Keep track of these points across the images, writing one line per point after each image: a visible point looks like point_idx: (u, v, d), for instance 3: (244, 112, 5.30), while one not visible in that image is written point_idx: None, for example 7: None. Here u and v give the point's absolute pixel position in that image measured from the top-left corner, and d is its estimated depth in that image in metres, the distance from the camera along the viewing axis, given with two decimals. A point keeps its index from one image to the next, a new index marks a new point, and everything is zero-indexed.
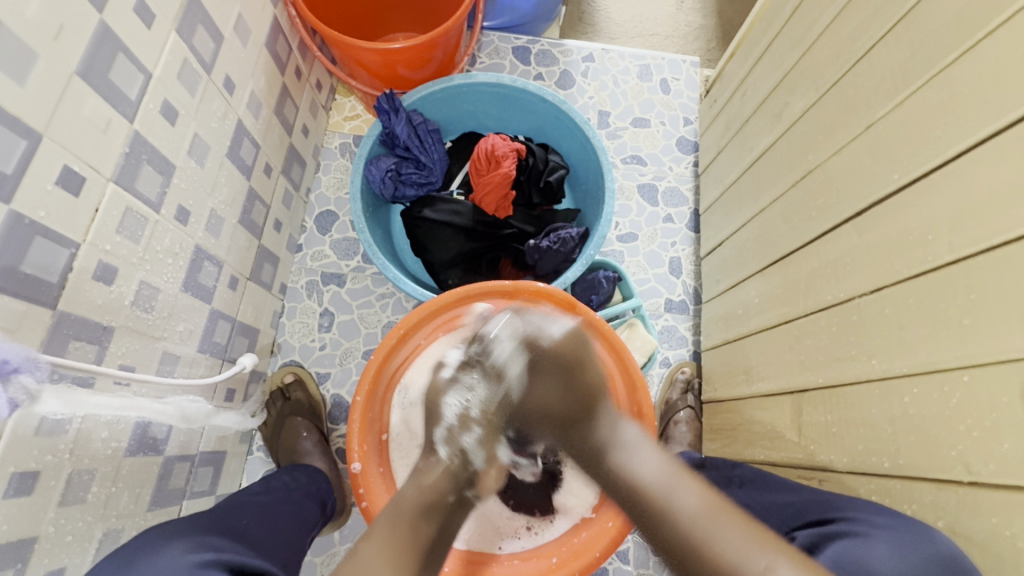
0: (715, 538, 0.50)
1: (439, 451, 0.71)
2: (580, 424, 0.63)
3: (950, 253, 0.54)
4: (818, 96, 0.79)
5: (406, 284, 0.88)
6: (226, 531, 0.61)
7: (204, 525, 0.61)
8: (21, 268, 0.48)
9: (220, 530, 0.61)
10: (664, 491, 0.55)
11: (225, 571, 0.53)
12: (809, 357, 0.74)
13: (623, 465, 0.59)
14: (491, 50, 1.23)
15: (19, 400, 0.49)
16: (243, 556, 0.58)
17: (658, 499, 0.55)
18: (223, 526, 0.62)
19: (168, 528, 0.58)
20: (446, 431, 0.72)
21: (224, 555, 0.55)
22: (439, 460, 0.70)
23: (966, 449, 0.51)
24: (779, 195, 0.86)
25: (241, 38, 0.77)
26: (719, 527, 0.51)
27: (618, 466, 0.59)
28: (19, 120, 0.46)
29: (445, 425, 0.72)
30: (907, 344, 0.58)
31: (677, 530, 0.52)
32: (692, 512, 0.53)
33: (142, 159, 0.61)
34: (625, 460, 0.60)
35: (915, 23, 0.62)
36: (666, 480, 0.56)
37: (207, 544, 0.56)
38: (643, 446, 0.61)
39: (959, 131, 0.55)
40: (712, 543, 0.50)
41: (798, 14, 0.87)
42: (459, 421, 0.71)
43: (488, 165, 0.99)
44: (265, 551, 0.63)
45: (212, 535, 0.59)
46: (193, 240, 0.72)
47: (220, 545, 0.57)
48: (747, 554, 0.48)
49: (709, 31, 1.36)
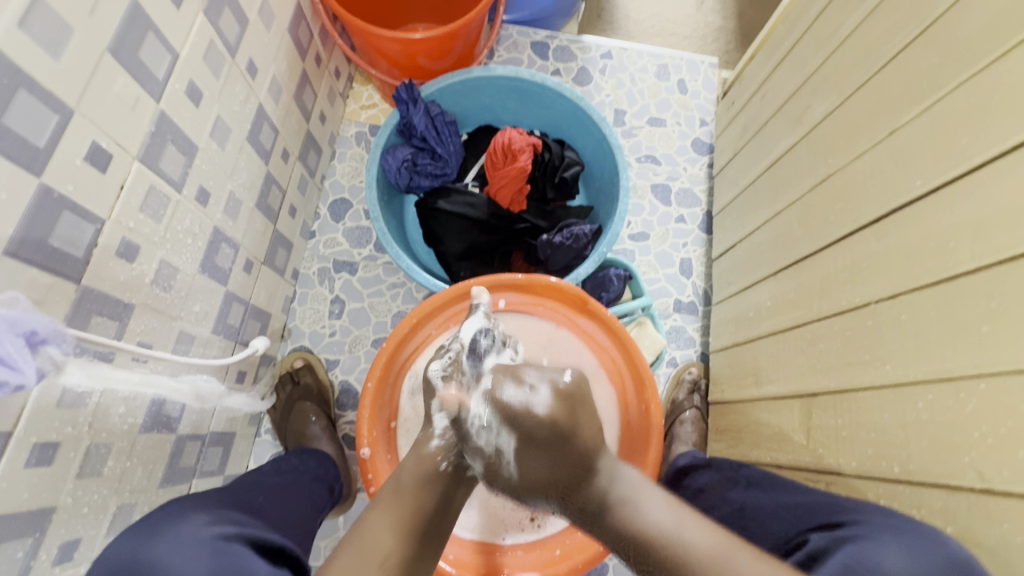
0: (733, 570, 0.49)
1: (435, 422, 0.66)
2: (578, 485, 0.56)
3: (971, 260, 0.54)
4: (839, 101, 0.79)
5: (419, 274, 0.88)
6: (242, 508, 0.63)
7: (221, 501, 0.62)
8: (49, 241, 0.49)
9: (238, 506, 0.62)
10: (674, 534, 0.52)
11: (248, 546, 0.55)
12: (820, 361, 0.74)
13: (631, 515, 0.54)
14: (510, 44, 1.24)
15: (46, 369, 0.50)
16: (264, 532, 0.60)
17: (653, 537, 0.53)
18: (240, 503, 0.63)
19: (187, 504, 0.58)
20: (442, 400, 0.68)
21: (247, 530, 0.57)
22: (433, 435, 0.65)
23: (979, 457, 0.51)
24: (797, 199, 0.86)
25: (266, 22, 0.77)
26: (737, 556, 0.50)
27: (625, 517, 0.54)
28: (52, 95, 0.47)
29: (439, 394, 0.69)
30: (921, 352, 0.58)
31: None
32: (707, 553, 0.50)
33: (167, 139, 0.61)
34: (631, 507, 0.55)
35: (944, 29, 0.62)
36: (672, 526, 0.53)
37: (227, 518, 0.58)
38: (647, 488, 0.57)
39: (985, 140, 0.55)
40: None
41: (822, 19, 0.87)
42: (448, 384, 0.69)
43: (504, 158, 0.99)
44: (284, 531, 0.65)
45: (235, 511, 0.61)
46: (212, 222, 0.72)
47: (241, 520, 0.59)
48: None
49: (728, 34, 1.35)
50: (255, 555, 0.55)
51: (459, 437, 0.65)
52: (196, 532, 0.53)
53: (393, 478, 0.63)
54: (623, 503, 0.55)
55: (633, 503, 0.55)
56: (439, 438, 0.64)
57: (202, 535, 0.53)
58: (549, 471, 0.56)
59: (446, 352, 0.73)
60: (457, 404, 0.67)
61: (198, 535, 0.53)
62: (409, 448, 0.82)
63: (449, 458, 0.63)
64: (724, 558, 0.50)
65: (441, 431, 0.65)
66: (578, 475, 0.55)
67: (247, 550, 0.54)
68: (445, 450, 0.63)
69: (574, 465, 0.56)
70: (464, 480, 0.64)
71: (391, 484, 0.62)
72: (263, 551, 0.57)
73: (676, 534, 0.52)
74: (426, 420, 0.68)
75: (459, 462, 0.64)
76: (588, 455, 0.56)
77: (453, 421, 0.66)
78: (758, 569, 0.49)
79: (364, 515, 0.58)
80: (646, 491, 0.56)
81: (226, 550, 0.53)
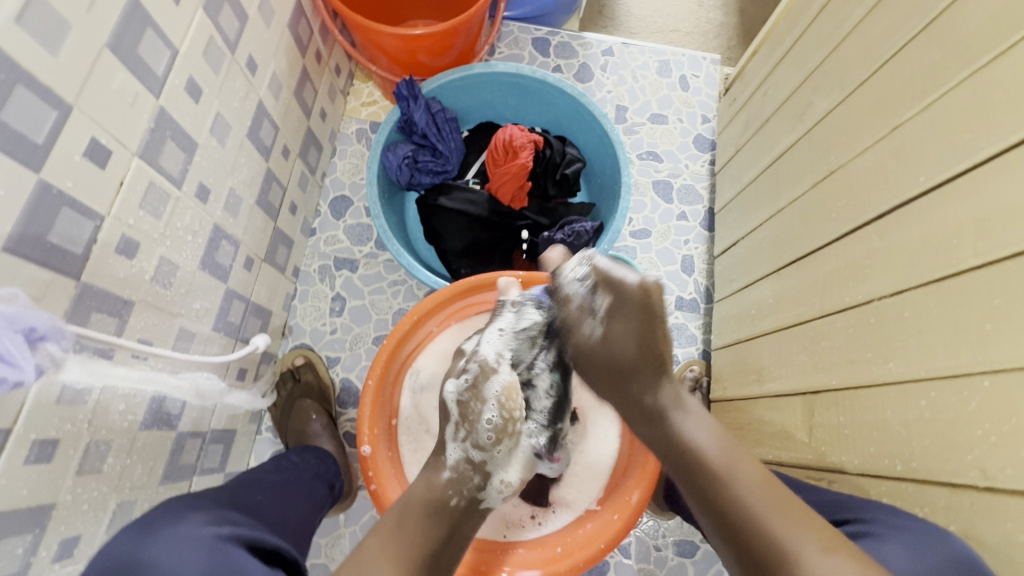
0: (780, 525, 0.50)
1: (449, 452, 0.67)
2: (639, 375, 0.64)
3: (975, 257, 0.54)
4: (842, 96, 0.78)
5: (420, 271, 0.88)
6: (241, 507, 0.62)
7: (219, 500, 0.61)
8: (48, 238, 0.49)
9: (237, 505, 0.62)
10: (724, 467, 0.56)
11: (243, 547, 0.55)
12: (822, 359, 0.74)
13: (680, 428, 0.61)
14: (510, 41, 1.23)
15: (45, 366, 0.50)
16: (259, 533, 0.59)
17: (694, 449, 0.59)
18: (238, 502, 0.63)
19: (184, 503, 0.58)
20: (455, 428, 0.68)
21: (242, 531, 0.57)
22: (446, 463, 0.66)
23: (983, 455, 0.51)
24: (799, 196, 0.85)
25: (266, 18, 0.77)
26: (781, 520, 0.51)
27: (676, 429, 0.61)
28: (50, 90, 0.46)
29: (454, 421, 0.69)
30: (924, 349, 0.58)
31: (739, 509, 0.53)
32: (749, 486, 0.55)
33: (166, 135, 0.61)
34: (683, 429, 0.61)
35: (948, 24, 0.61)
36: (724, 463, 0.57)
37: (224, 518, 0.58)
38: (699, 417, 0.62)
39: (989, 136, 0.54)
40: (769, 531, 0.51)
41: (824, 14, 0.86)
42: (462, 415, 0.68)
43: (505, 155, 0.99)
44: (282, 530, 0.64)
45: (232, 510, 0.60)
46: (212, 218, 0.72)
47: (239, 520, 0.59)
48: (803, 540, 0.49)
49: (730, 30, 1.34)
50: (249, 555, 0.54)
51: (473, 472, 0.66)
52: (196, 531, 0.53)
53: (400, 502, 0.63)
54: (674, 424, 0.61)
55: (676, 418, 0.62)
56: (449, 471, 0.65)
57: (202, 534, 0.53)
58: (637, 343, 0.63)
59: (463, 370, 0.72)
60: (470, 435, 0.67)
61: (197, 534, 0.53)
62: (410, 446, 0.83)
63: (461, 494, 0.64)
64: (775, 505, 0.52)
65: (453, 463, 0.66)
66: (654, 371, 0.63)
67: (243, 551, 0.54)
68: (457, 485, 0.64)
69: (650, 353, 0.63)
70: (473, 513, 0.64)
71: (395, 509, 0.62)
72: (257, 553, 0.56)
73: (725, 471, 0.56)
74: (439, 448, 0.69)
75: (473, 497, 0.64)
76: (661, 356, 0.63)
77: (464, 454, 0.67)
78: (795, 518, 0.51)
79: (364, 542, 0.57)
80: (700, 417, 0.62)
81: (223, 551, 0.52)
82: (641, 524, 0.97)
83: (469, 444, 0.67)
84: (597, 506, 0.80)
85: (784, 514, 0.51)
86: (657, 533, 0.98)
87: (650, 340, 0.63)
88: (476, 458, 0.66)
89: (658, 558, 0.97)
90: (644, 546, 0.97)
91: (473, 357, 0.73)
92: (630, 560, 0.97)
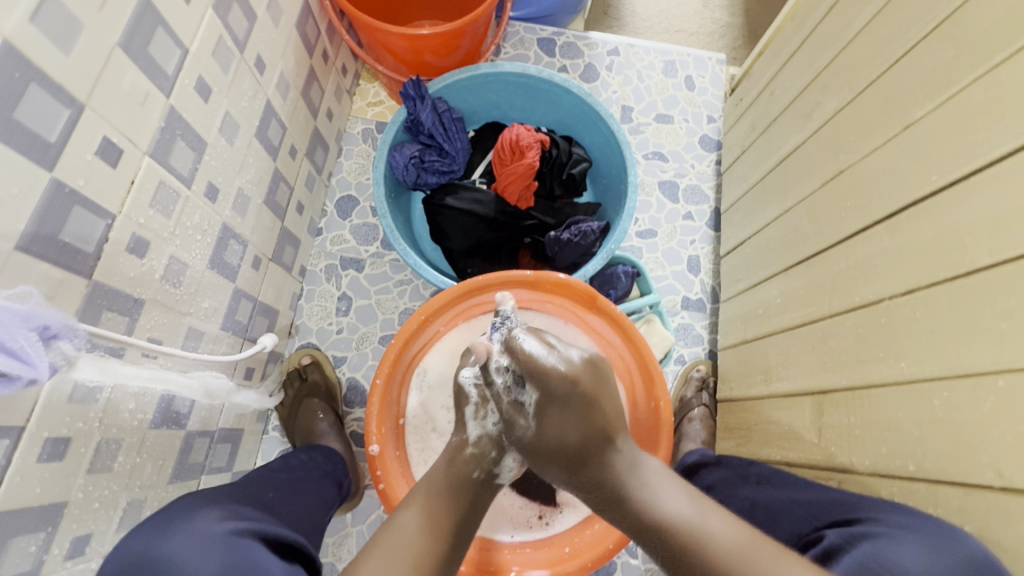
0: (753, 565, 0.50)
1: (469, 430, 0.69)
2: (591, 458, 0.61)
3: (989, 255, 0.53)
4: (851, 96, 0.78)
5: (427, 270, 0.88)
6: (254, 503, 0.63)
7: (233, 496, 0.62)
8: (61, 237, 0.49)
9: (250, 501, 0.63)
10: (694, 522, 0.54)
11: (259, 542, 0.55)
12: (832, 358, 0.73)
13: (646, 502, 0.57)
14: (516, 41, 1.23)
15: (58, 364, 0.50)
16: (274, 528, 0.60)
17: (660, 514, 0.56)
18: (252, 499, 0.63)
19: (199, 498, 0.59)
20: (473, 408, 0.71)
21: (257, 526, 0.57)
22: (468, 440, 0.68)
23: (999, 455, 0.50)
24: (807, 195, 0.85)
25: (274, 19, 0.77)
26: (760, 555, 0.50)
27: (640, 504, 0.57)
28: (62, 89, 0.47)
29: (472, 402, 0.71)
30: (936, 348, 0.58)
31: (716, 566, 0.51)
32: (726, 542, 0.52)
33: (176, 135, 0.61)
34: (651, 499, 0.58)
35: (960, 22, 0.61)
36: (695, 515, 0.55)
37: (239, 514, 0.58)
38: (666, 483, 0.59)
39: (1002, 134, 0.54)
40: (751, 571, 0.49)
41: (832, 15, 0.86)
42: (480, 397, 0.71)
43: (512, 155, 0.99)
44: (293, 526, 0.65)
45: (246, 505, 0.61)
46: (221, 218, 0.72)
47: (253, 515, 0.59)
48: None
49: (735, 29, 1.34)
50: (264, 550, 0.55)
51: (491, 445, 0.68)
52: (210, 527, 0.53)
53: (426, 479, 0.64)
54: (631, 481, 0.59)
55: (636, 487, 0.59)
56: (472, 446, 0.67)
57: (214, 530, 0.53)
58: (578, 425, 0.62)
59: (476, 358, 0.74)
60: (486, 416, 0.70)
61: (210, 531, 0.53)
62: (417, 447, 0.82)
63: (482, 467, 0.66)
64: (744, 546, 0.52)
65: (474, 439, 0.68)
66: (602, 448, 0.62)
67: (258, 546, 0.54)
68: (479, 460, 0.66)
69: (596, 430, 0.62)
70: (490, 488, 0.66)
71: (426, 485, 0.63)
72: (272, 548, 0.56)
73: (698, 526, 0.54)
74: (459, 427, 0.71)
75: (491, 472, 0.66)
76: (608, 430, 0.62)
77: (484, 430, 0.69)
78: (777, 566, 0.49)
79: (397, 514, 0.59)
80: (665, 480, 0.60)
81: (237, 546, 0.52)
82: None
83: (488, 423, 0.69)
84: None
85: (757, 550, 0.51)
86: None
87: (597, 395, 0.64)
88: (496, 435, 0.68)
89: None
90: None
91: (488, 348, 0.74)
92: (636, 560, 0.96)
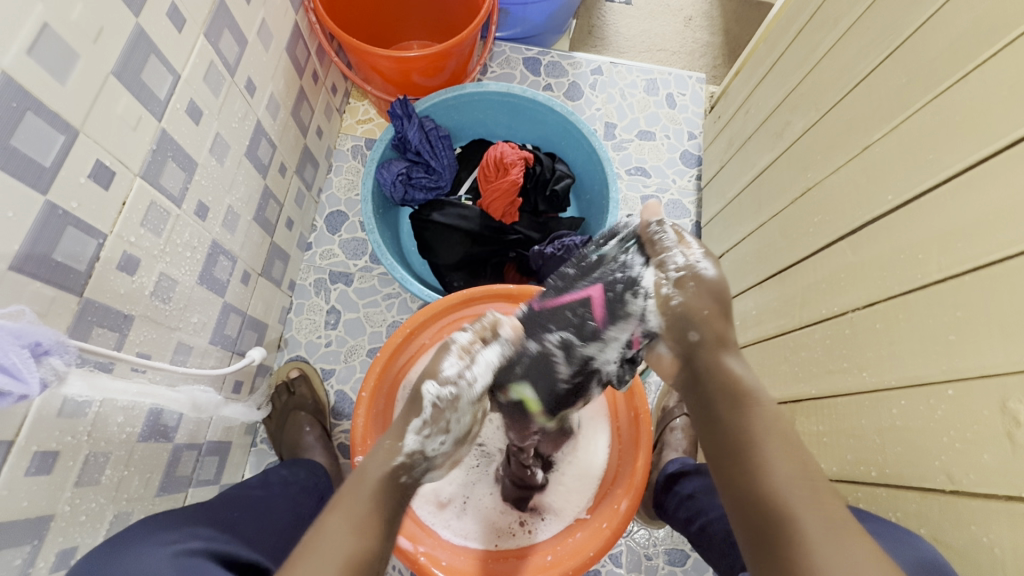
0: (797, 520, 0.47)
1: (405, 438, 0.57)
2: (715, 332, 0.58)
3: (939, 271, 0.56)
4: (818, 116, 0.81)
5: (413, 283, 0.90)
6: (216, 522, 0.65)
7: (195, 517, 0.63)
8: (53, 256, 0.51)
9: (214, 522, 0.64)
10: (768, 453, 0.51)
11: (214, 561, 0.57)
12: (803, 368, 0.76)
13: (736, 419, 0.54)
14: (502, 61, 1.27)
15: (49, 380, 0.51)
16: (233, 549, 0.61)
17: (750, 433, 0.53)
18: (213, 519, 0.65)
19: (161, 521, 0.61)
20: (423, 420, 0.57)
21: (212, 545, 0.59)
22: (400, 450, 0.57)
23: (950, 461, 0.53)
24: (780, 210, 0.88)
25: (264, 42, 0.79)
26: (806, 512, 0.47)
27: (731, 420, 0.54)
28: (58, 116, 0.49)
29: (424, 414, 0.57)
30: (895, 360, 0.60)
31: (769, 493, 0.49)
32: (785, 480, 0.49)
33: (167, 157, 0.63)
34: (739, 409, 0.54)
35: (912, 50, 0.65)
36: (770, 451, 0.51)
37: (196, 534, 0.60)
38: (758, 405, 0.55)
39: (951, 156, 0.57)
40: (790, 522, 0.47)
41: (802, 37, 0.90)
42: (435, 415, 0.57)
43: (496, 172, 1.02)
44: (257, 546, 0.66)
45: (204, 526, 0.62)
46: (210, 235, 0.74)
47: (211, 536, 0.61)
48: (829, 539, 0.45)
49: (715, 49, 1.39)
50: (216, 566, 0.56)
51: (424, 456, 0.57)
52: (155, 552, 0.55)
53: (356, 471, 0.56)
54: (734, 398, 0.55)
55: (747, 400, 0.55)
56: (404, 458, 0.56)
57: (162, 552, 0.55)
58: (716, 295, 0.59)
59: (452, 373, 0.58)
60: (433, 434, 0.57)
61: (159, 555, 0.54)
62: None
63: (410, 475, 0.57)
64: (809, 495, 0.48)
65: (407, 449, 0.57)
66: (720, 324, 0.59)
67: (211, 564, 0.56)
68: (408, 467, 0.56)
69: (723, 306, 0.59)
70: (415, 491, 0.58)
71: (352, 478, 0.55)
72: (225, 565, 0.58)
73: (771, 460, 0.51)
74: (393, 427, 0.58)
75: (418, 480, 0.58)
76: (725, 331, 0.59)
77: (421, 446, 0.57)
78: (824, 514, 0.47)
79: (322, 521, 0.50)
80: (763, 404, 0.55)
81: (188, 566, 0.54)
82: (632, 534, 0.99)
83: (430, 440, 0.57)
84: (587, 514, 0.81)
85: (811, 505, 0.48)
86: (648, 542, 0.99)
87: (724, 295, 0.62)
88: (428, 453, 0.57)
89: (649, 566, 0.98)
90: (635, 555, 0.98)
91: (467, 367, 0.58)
92: (621, 569, 0.98)
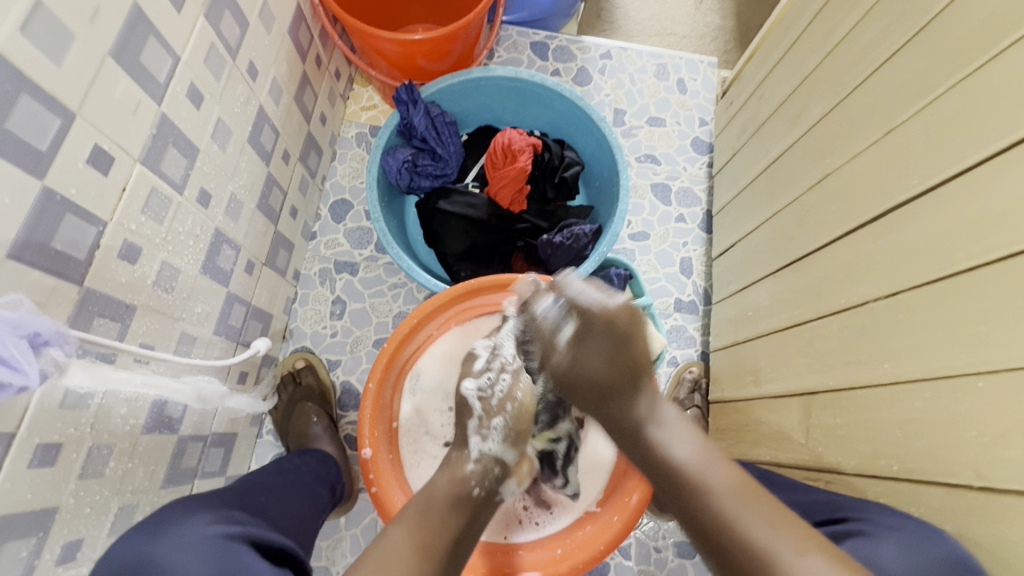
0: (746, 515, 0.51)
1: (469, 445, 0.69)
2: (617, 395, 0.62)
3: (967, 259, 0.54)
4: (837, 100, 0.79)
5: (420, 273, 0.88)
6: (248, 507, 0.63)
7: (225, 500, 0.62)
8: (52, 244, 0.49)
9: (244, 505, 0.63)
10: (699, 470, 0.56)
11: (249, 546, 0.55)
12: (819, 360, 0.74)
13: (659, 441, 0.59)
14: (509, 45, 1.24)
15: (49, 371, 0.50)
16: (264, 532, 0.60)
17: (690, 473, 0.56)
18: (242, 503, 0.64)
19: (188, 504, 0.59)
20: (477, 421, 0.72)
21: (248, 530, 0.57)
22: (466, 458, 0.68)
23: (977, 456, 0.51)
24: (795, 198, 0.86)
25: (266, 25, 0.77)
26: (755, 516, 0.51)
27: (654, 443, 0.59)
28: (55, 99, 0.47)
29: (476, 415, 0.72)
30: (918, 351, 0.58)
31: (714, 511, 0.52)
32: (725, 488, 0.54)
33: (168, 142, 0.61)
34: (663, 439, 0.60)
35: (939, 28, 0.62)
36: (699, 463, 0.56)
37: (231, 518, 0.58)
38: (679, 429, 0.61)
39: (981, 139, 0.54)
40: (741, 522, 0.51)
41: (821, 17, 0.86)
42: (487, 410, 0.72)
43: (504, 158, 0.99)
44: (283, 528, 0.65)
45: (238, 510, 0.61)
46: (213, 223, 0.73)
47: (245, 520, 0.59)
48: (777, 538, 0.49)
49: (727, 33, 1.35)
50: (254, 554, 0.54)
51: (494, 462, 0.68)
52: (201, 529, 0.54)
53: (423, 494, 0.62)
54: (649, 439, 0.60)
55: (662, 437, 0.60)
56: (473, 462, 0.67)
57: (207, 533, 0.54)
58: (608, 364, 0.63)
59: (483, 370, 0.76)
60: (487, 432, 0.70)
61: (200, 535, 0.53)
62: (412, 453, 0.83)
63: (482, 484, 0.65)
64: (744, 500, 0.52)
65: (475, 456, 0.68)
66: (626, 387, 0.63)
67: (248, 549, 0.54)
68: (480, 476, 0.66)
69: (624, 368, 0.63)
70: (491, 504, 0.66)
71: (420, 499, 0.62)
72: (261, 550, 0.57)
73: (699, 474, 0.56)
74: (459, 441, 0.71)
75: (492, 488, 0.66)
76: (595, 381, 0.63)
77: (484, 448, 0.69)
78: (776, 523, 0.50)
79: (388, 530, 0.56)
80: (677, 426, 0.61)
81: (227, 551, 0.52)
82: (641, 526, 0.98)
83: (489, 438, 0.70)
84: (597, 508, 0.80)
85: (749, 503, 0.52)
86: (657, 534, 0.98)
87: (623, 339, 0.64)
88: (496, 452, 0.69)
89: (658, 559, 0.97)
90: (644, 547, 0.98)
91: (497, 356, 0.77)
92: (630, 562, 0.97)
